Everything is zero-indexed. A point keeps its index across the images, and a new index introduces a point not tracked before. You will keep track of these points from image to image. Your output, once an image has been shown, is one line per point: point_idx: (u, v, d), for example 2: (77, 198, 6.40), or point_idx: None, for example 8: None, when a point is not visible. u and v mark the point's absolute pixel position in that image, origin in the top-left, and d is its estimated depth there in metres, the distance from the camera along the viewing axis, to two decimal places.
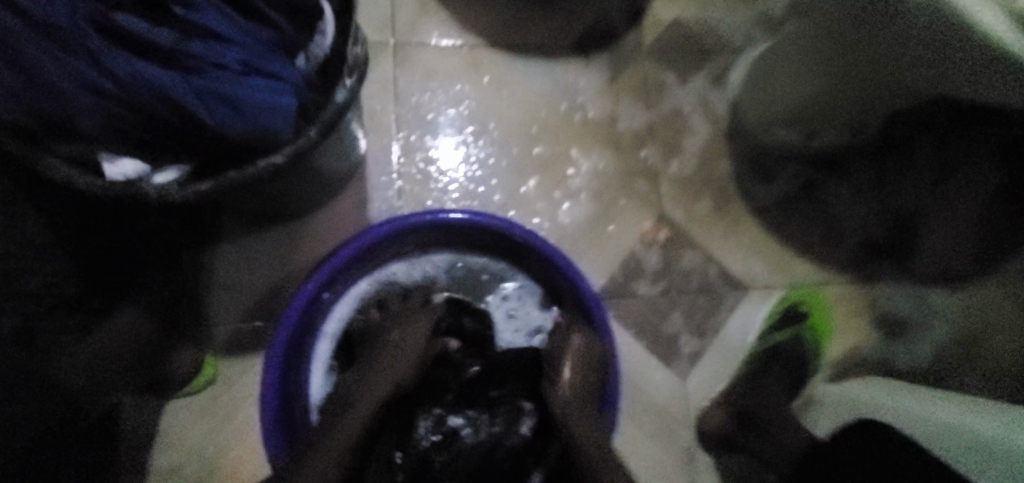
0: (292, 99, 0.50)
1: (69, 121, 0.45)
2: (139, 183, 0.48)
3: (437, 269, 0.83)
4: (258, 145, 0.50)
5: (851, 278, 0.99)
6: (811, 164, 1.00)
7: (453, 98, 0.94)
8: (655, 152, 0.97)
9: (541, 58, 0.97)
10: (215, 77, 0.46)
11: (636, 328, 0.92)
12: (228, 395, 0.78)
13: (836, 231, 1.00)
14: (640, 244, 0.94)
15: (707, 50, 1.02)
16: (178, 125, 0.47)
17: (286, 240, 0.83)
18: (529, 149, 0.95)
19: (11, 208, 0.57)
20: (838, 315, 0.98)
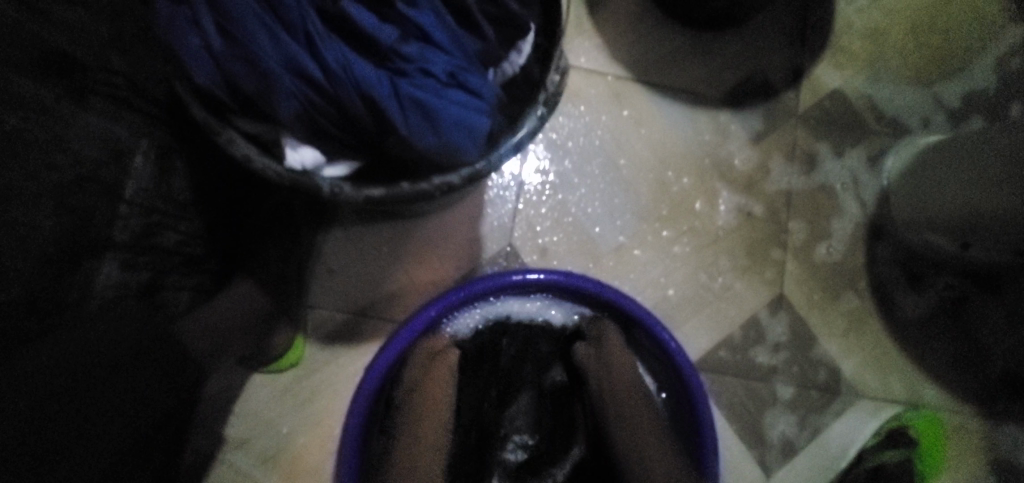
0: (486, 118, 0.46)
1: (266, 102, 0.43)
2: (313, 175, 0.45)
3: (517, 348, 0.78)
4: (439, 162, 0.46)
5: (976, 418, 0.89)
6: (967, 279, 0.92)
7: (588, 126, 0.90)
8: (792, 224, 0.91)
9: (685, 102, 0.93)
10: (421, 86, 0.43)
11: (730, 409, 0.85)
12: (312, 381, 0.77)
13: (984, 355, 0.90)
14: (755, 320, 0.88)
15: (863, 128, 0.95)
16: (368, 128, 0.44)
17: (400, 240, 0.81)
18: (658, 196, 0.89)
19: (173, 166, 0.59)
20: (953, 449, 0.88)
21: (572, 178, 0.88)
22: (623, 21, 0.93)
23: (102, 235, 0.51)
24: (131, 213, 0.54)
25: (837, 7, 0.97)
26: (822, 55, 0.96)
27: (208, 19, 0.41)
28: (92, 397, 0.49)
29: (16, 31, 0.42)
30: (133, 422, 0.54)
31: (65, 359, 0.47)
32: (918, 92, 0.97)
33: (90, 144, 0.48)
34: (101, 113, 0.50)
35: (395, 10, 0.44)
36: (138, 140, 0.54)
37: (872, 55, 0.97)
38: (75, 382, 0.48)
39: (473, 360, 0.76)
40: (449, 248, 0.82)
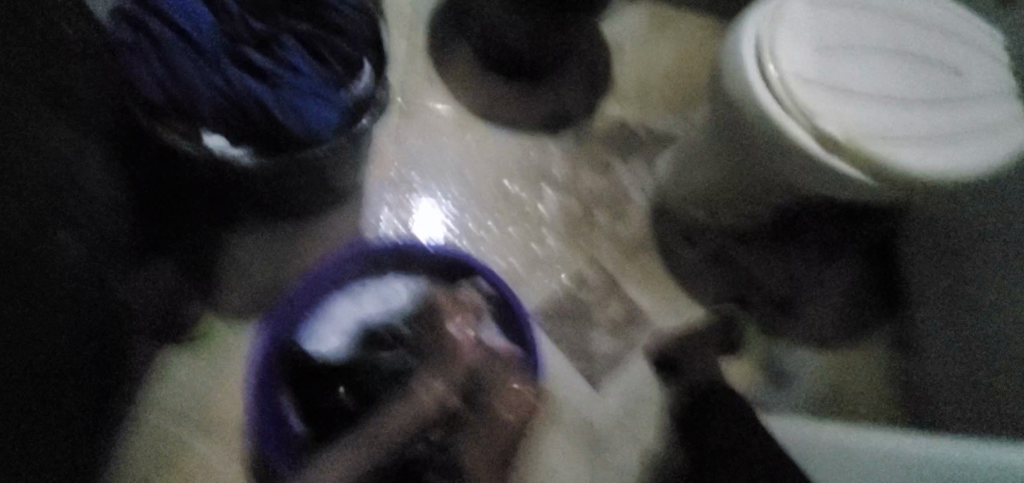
0: (334, 115, 0.74)
1: (192, 107, 0.69)
2: (221, 153, 0.71)
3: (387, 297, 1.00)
4: (306, 140, 0.73)
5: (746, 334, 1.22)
6: (725, 237, 1.30)
7: (442, 148, 1.21)
8: (598, 211, 1.26)
9: (512, 129, 1.27)
10: (292, 94, 0.71)
11: (565, 346, 1.13)
12: (224, 349, 0.95)
13: (740, 290, 1.26)
14: (577, 279, 1.19)
15: (640, 142, 1.34)
16: (259, 121, 0.71)
17: (294, 235, 1.05)
18: (499, 195, 1.21)
19: (114, 172, 0.81)
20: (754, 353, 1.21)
21: (431, 185, 1.17)
22: (463, 76, 1.28)
23: (67, 212, 0.71)
24: (86, 199, 0.75)
25: (614, 63, 1.39)
26: (607, 95, 1.36)
27: (157, 60, 0.68)
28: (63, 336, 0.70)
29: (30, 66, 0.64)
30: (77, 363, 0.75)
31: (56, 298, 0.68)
32: (675, 116, 1.38)
33: (65, 145, 0.70)
34: (72, 125, 0.71)
35: (275, 53, 0.73)
36: (92, 146, 0.76)
37: (641, 93, 1.39)
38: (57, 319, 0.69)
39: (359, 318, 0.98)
40: (334, 238, 1.07)
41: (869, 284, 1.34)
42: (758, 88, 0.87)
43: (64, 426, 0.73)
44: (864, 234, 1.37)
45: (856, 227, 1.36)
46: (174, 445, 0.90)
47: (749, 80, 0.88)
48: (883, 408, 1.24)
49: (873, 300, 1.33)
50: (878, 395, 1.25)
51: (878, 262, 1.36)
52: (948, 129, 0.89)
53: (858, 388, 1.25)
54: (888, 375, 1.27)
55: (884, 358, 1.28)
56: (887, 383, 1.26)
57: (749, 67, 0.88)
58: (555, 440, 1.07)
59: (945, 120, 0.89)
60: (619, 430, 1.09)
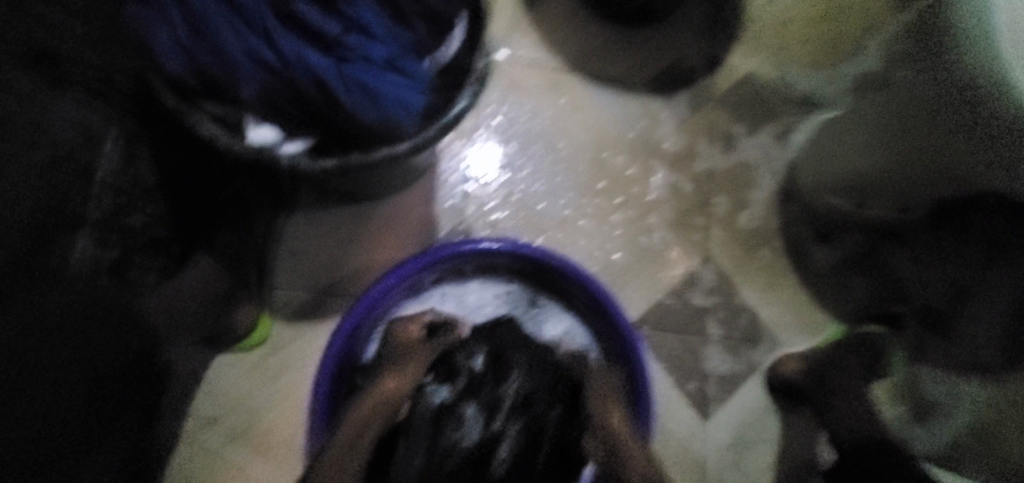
0: (418, 96, 0.54)
1: (230, 85, 0.49)
2: (271, 151, 0.52)
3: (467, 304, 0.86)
4: (382, 134, 0.53)
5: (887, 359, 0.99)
6: (875, 233, 1.04)
7: (529, 114, 0.98)
8: (716, 197, 1.02)
9: (616, 90, 1.02)
10: (363, 69, 0.50)
11: (669, 362, 0.95)
12: (280, 356, 0.82)
13: (888, 303, 1.03)
14: (686, 281, 0.98)
15: (773, 108, 1.07)
16: (318, 104, 0.51)
17: (358, 221, 0.88)
18: (596, 174, 0.99)
19: (138, 152, 0.64)
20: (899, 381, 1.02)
21: (516, 161, 0.96)
22: (557, 19, 1.02)
23: (78, 212, 0.58)
24: (101, 193, 0.60)
25: (746, 2, 1.09)
26: (735, 45, 1.07)
27: (177, 15, 0.47)
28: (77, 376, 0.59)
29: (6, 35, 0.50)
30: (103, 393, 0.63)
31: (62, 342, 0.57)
32: (819, 75, 1.09)
33: (68, 128, 0.56)
34: (77, 101, 0.57)
35: None
36: (108, 128, 0.60)
37: (778, 43, 1.09)
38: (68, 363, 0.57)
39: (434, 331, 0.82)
40: (405, 227, 0.89)
41: None
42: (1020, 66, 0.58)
43: (92, 472, 0.64)
44: None
45: None
46: (228, 465, 0.79)
47: (1005, 51, 0.58)
48: None
49: None
50: None
51: None
52: None
53: None
54: None
55: None
56: None
57: (1005, 30, 0.59)
58: None
59: None
60: (725, 465, 0.93)
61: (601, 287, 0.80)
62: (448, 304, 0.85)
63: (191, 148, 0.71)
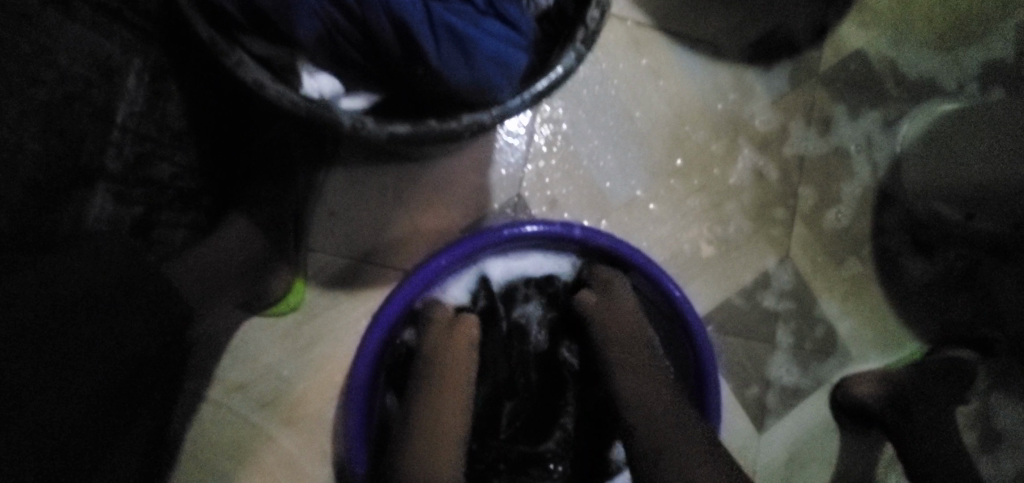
0: (521, 54, 0.42)
1: (281, 19, 0.38)
2: (330, 106, 0.42)
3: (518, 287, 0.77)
4: (468, 98, 0.42)
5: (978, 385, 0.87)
6: (977, 247, 0.94)
7: (606, 75, 0.86)
8: (803, 189, 0.90)
9: (706, 55, 0.89)
10: (455, 10, 0.40)
11: (730, 368, 0.86)
12: (311, 326, 0.75)
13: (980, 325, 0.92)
14: (760, 280, 0.88)
15: (881, 93, 0.93)
16: (393, 54, 0.40)
17: (404, 184, 0.78)
18: (674, 149, 0.87)
19: (166, 90, 0.54)
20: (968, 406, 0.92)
21: (586, 129, 0.85)
22: None
23: (92, 163, 0.48)
24: (123, 139, 0.50)
25: None
26: (848, 12, 0.92)
27: None
28: (97, 366, 0.48)
29: None
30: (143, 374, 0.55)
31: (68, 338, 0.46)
32: (940, 57, 0.94)
33: (79, 60, 0.45)
34: (91, 27, 0.46)
35: None
36: (128, 60, 0.50)
37: (898, 15, 0.94)
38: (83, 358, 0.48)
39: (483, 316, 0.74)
40: (456, 195, 0.79)
41: None
42: None
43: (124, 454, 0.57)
44: None
45: None
46: (252, 436, 0.73)
47: None
48: None
49: None
50: None
51: None
52: None
53: None
54: None
55: None
56: None
57: None
58: None
59: None
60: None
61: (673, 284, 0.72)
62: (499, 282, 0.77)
63: (216, 88, 0.62)
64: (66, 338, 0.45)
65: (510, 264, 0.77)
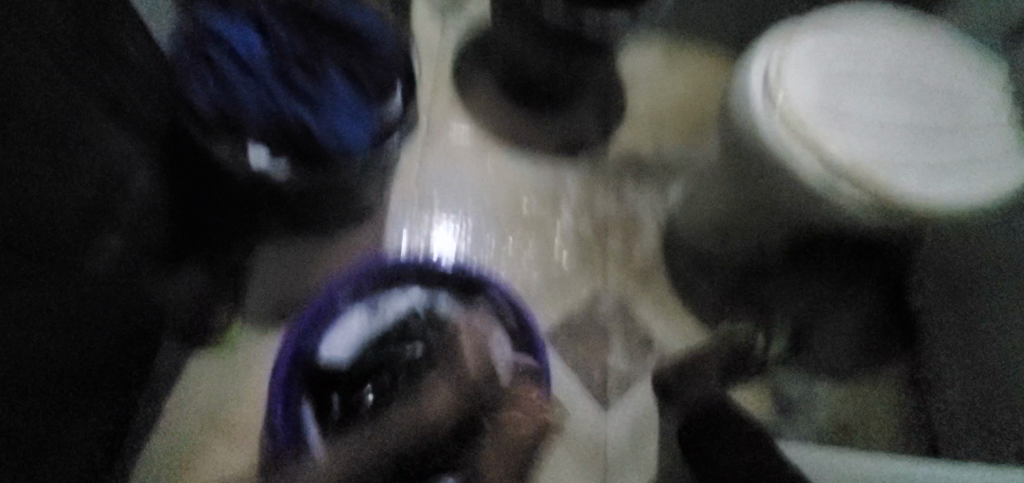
0: (364, 133, 0.79)
1: (240, 122, 0.76)
2: (262, 168, 0.77)
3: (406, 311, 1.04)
4: (338, 158, 0.78)
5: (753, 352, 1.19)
6: (744, 264, 1.31)
7: (462, 172, 1.27)
8: (611, 236, 1.29)
9: (530, 155, 1.33)
10: (330, 114, 0.78)
11: (574, 364, 1.17)
12: (246, 355, 1.01)
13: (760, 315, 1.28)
14: (588, 298, 1.23)
15: (653, 170, 1.38)
16: (297, 136, 0.77)
17: (318, 249, 1.10)
18: (517, 215, 1.26)
19: (160, 181, 0.91)
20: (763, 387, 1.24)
21: (451, 206, 1.23)
22: (484, 103, 1.35)
23: (114, 215, 0.82)
24: (134, 205, 0.86)
25: (629, 95, 1.45)
26: (621, 125, 1.41)
27: (212, 81, 0.76)
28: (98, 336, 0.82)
29: (92, 76, 0.76)
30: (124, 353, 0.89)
31: (46, 321, 0.73)
32: (688, 146, 1.43)
33: (119, 156, 0.82)
34: (129, 137, 0.84)
35: (315, 77, 0.80)
36: (141, 159, 0.87)
37: (655, 125, 1.44)
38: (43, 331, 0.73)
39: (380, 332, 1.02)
40: (358, 253, 1.12)
41: (885, 318, 1.34)
42: (766, 128, 0.92)
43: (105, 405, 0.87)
44: (876, 267, 1.38)
45: (867, 261, 1.37)
46: (200, 443, 0.96)
47: (756, 116, 0.93)
48: (896, 441, 1.23)
49: (886, 337, 1.33)
50: (886, 430, 1.24)
51: (893, 297, 1.37)
52: (963, 160, 0.92)
53: (871, 422, 1.25)
54: (901, 409, 1.26)
55: (898, 393, 1.28)
56: (900, 416, 1.26)
57: (758, 107, 0.93)
58: (568, 464, 1.09)
59: (962, 154, 0.93)
60: (625, 452, 1.11)
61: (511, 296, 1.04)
62: (387, 306, 1.04)
63: (188, 180, 0.97)
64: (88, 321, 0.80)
65: (394, 297, 1.05)
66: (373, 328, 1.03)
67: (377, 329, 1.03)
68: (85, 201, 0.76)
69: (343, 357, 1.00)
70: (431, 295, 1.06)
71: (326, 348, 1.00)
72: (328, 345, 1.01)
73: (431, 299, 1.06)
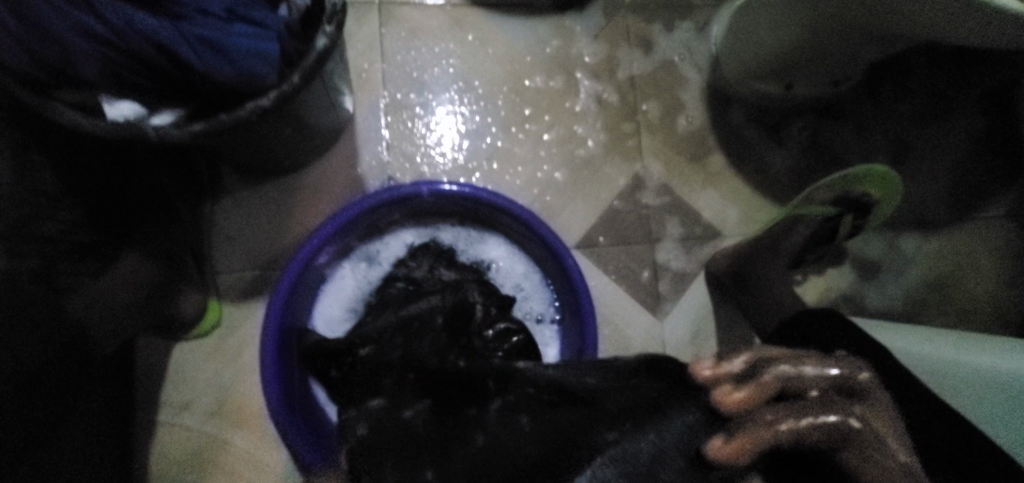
0: (273, 43, 0.54)
1: (69, 66, 0.50)
2: (136, 123, 0.52)
3: (403, 252, 0.86)
4: (245, 88, 0.54)
5: (842, 232, 0.93)
6: (813, 111, 1.04)
7: (438, 56, 0.97)
8: (644, 103, 1.01)
9: (522, 14, 1.00)
10: (202, 24, 0.52)
11: (617, 273, 0.96)
12: (233, 337, 0.84)
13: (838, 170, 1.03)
14: (622, 190, 0.99)
15: (687, 3, 1.04)
16: (166, 67, 0.52)
17: (281, 196, 0.88)
18: (518, 99, 0.98)
19: (34, 160, 0.64)
20: (853, 257, 1.02)
21: (433, 104, 0.96)
22: None
23: None
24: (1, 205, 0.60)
25: None
26: None
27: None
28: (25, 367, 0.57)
29: None
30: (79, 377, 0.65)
31: None
32: None
33: None
34: None
35: None
36: None
37: None
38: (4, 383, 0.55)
39: (378, 286, 0.84)
40: (333, 192, 0.90)
41: (990, 144, 1.07)
42: None
43: (74, 438, 0.66)
44: (978, 82, 1.08)
45: (965, 74, 1.07)
46: (211, 445, 0.82)
47: None
48: (1009, 292, 1.03)
49: (990, 168, 1.06)
50: (999, 276, 1.04)
51: (1000, 116, 1.08)
52: None
53: (972, 274, 1.03)
54: (1013, 254, 1.05)
55: (1008, 235, 1.05)
56: (1011, 262, 1.04)
57: None
58: None
59: None
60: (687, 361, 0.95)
61: (525, 212, 0.79)
62: (384, 253, 0.86)
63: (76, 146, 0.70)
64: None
65: (387, 238, 0.86)
66: (369, 280, 0.84)
67: (374, 281, 0.84)
68: None
69: (341, 323, 0.83)
70: (427, 228, 0.87)
71: (319, 319, 0.83)
72: (320, 312, 0.83)
73: (430, 233, 0.87)
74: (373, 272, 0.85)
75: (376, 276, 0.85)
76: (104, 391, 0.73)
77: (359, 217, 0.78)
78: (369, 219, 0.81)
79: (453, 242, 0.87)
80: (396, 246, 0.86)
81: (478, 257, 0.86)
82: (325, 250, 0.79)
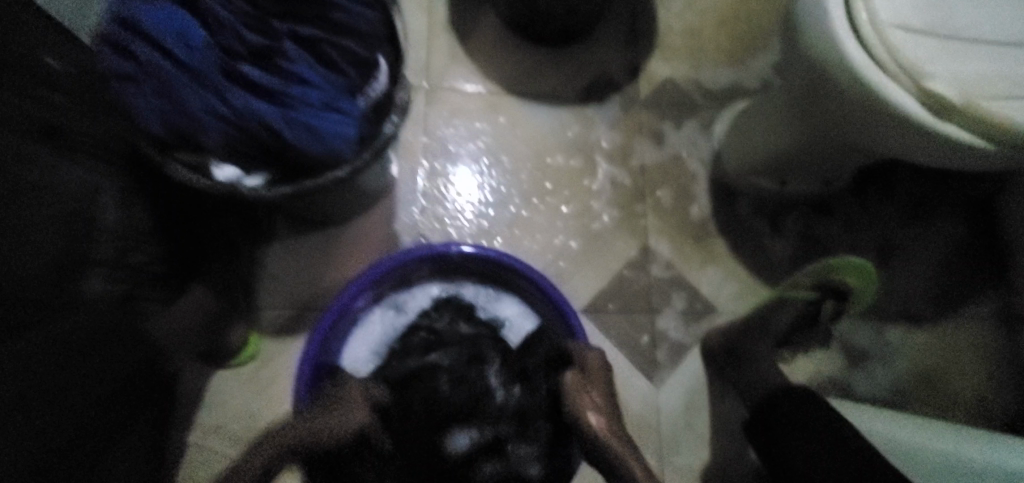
0: (352, 128, 0.66)
1: (195, 136, 0.62)
2: (235, 183, 0.65)
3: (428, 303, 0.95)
4: (326, 161, 0.66)
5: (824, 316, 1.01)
6: (805, 206, 1.15)
7: (474, 134, 1.11)
8: (652, 187, 1.13)
9: (549, 103, 1.15)
10: (302, 111, 0.63)
11: (621, 339, 1.05)
12: (267, 370, 0.93)
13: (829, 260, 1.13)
14: (630, 263, 1.09)
15: (694, 104, 1.18)
16: (269, 143, 0.64)
17: (326, 245, 1.00)
18: (541, 175, 1.11)
19: (134, 200, 0.76)
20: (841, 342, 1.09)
21: (466, 175, 1.09)
22: (490, 47, 1.16)
23: (89, 253, 0.67)
24: (107, 236, 0.70)
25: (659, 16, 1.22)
26: (653, 52, 1.20)
27: (149, 87, 0.61)
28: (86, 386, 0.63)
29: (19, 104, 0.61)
30: (130, 396, 0.71)
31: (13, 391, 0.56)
32: (734, 70, 1.21)
33: (74, 187, 0.67)
34: (78, 165, 0.69)
35: (275, 64, 0.65)
36: (105, 183, 0.72)
37: (692, 48, 1.21)
38: (87, 395, 0.64)
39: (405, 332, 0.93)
40: (372, 244, 1.01)
41: (969, 248, 1.17)
42: (853, 51, 0.69)
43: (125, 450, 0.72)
44: (957, 191, 1.19)
45: (945, 184, 1.19)
46: None
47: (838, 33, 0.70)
48: (991, 388, 1.09)
49: (969, 270, 1.16)
50: (978, 369, 1.10)
51: (978, 223, 1.19)
52: None
53: (954, 367, 1.10)
54: (994, 352, 1.12)
55: (990, 333, 1.13)
56: (993, 359, 1.11)
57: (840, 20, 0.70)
58: None
59: None
60: (682, 427, 1.01)
61: (541, 277, 0.89)
62: (410, 303, 0.95)
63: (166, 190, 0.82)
64: (71, 371, 0.61)
65: (414, 289, 0.96)
66: (396, 326, 0.94)
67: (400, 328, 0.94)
68: (49, 251, 0.62)
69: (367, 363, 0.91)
70: (452, 283, 0.97)
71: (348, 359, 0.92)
72: (349, 352, 0.92)
73: (454, 288, 0.97)
74: (399, 319, 0.94)
75: (402, 323, 0.94)
76: (153, 411, 0.79)
77: (395, 269, 0.89)
78: (403, 272, 0.91)
79: (474, 298, 0.96)
80: (423, 298, 0.96)
81: (495, 313, 0.96)
82: (362, 296, 0.89)
